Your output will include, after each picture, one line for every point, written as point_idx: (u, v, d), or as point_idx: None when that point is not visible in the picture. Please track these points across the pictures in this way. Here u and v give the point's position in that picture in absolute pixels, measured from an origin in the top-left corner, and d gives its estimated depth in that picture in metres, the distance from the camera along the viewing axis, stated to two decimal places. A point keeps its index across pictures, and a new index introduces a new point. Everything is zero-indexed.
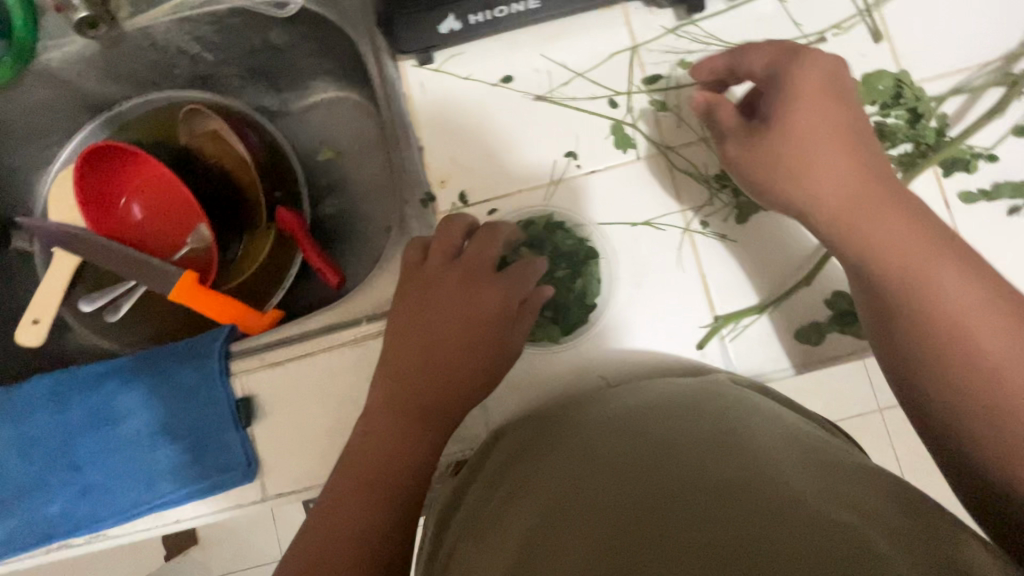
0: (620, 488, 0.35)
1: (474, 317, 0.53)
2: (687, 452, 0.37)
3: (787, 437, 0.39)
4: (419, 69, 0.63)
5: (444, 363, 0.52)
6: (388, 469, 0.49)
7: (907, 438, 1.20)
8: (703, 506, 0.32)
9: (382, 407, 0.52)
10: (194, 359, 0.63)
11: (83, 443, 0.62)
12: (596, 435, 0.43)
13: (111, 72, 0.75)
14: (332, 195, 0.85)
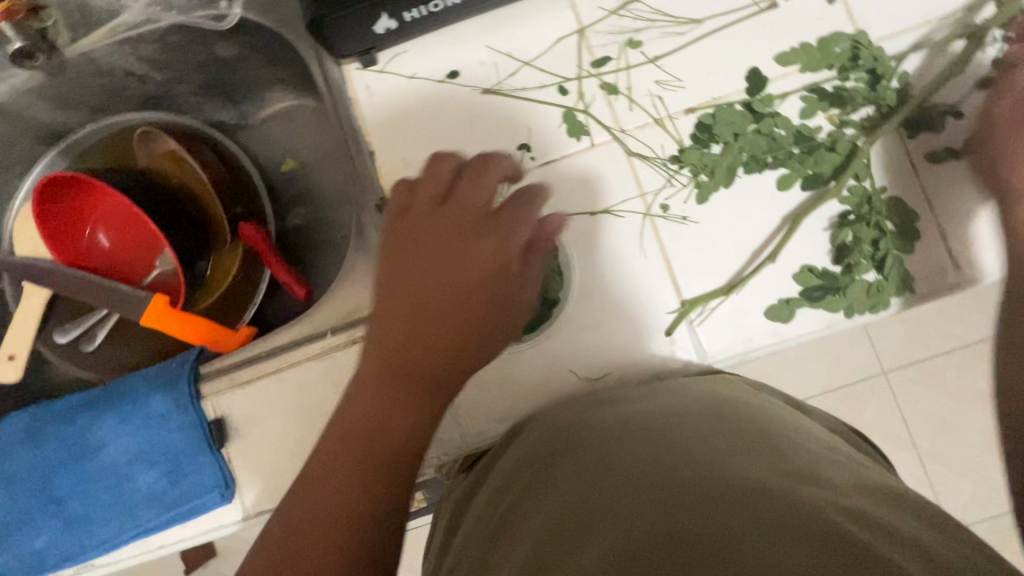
0: (645, 493, 0.34)
1: (473, 280, 0.49)
2: (704, 463, 0.35)
3: (804, 452, 0.38)
4: (364, 72, 0.61)
5: (441, 317, 0.49)
6: (383, 434, 0.46)
7: (914, 400, 1.14)
8: (731, 512, 0.31)
9: (377, 365, 0.48)
10: (164, 385, 0.63)
11: (63, 477, 0.63)
12: (608, 441, 0.41)
13: (61, 101, 0.74)
14: (299, 206, 0.85)
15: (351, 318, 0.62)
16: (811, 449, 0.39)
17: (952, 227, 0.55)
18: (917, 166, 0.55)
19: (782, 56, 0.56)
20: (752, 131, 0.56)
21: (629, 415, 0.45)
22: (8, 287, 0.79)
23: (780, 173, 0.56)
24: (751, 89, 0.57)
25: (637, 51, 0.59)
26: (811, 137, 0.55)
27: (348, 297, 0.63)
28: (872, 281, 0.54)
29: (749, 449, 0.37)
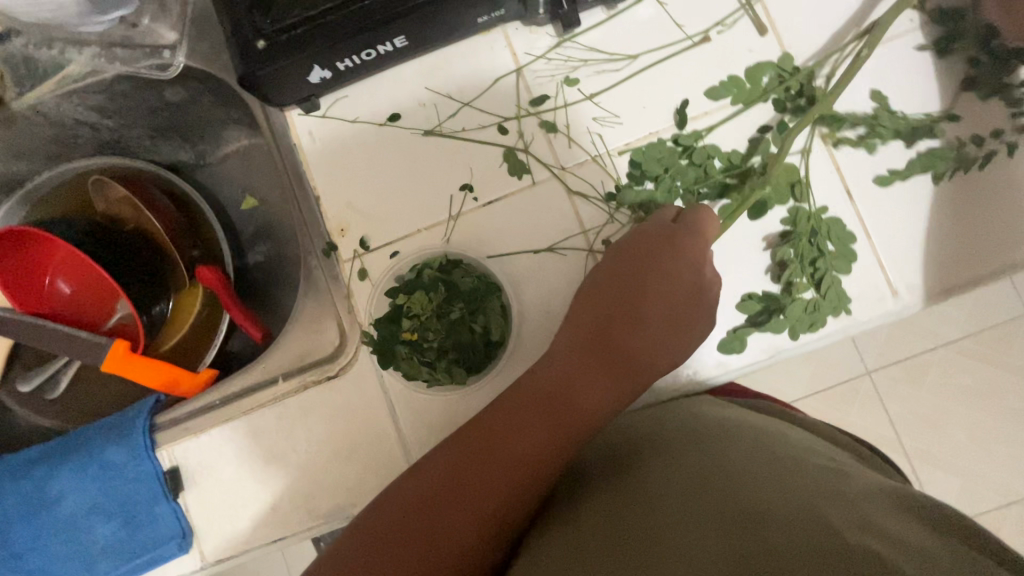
0: (690, 521, 0.37)
1: (605, 334, 0.51)
2: (745, 499, 0.37)
3: (816, 472, 0.41)
4: (306, 117, 0.62)
5: (578, 379, 0.48)
6: (517, 475, 0.44)
7: (902, 398, 1.05)
8: (773, 531, 0.34)
9: (532, 408, 0.47)
10: (120, 436, 0.63)
11: (19, 532, 0.62)
12: (647, 486, 0.42)
13: (14, 151, 0.75)
14: (260, 243, 0.85)
15: (303, 362, 0.62)
16: (817, 467, 0.42)
17: (891, 252, 0.55)
18: (853, 193, 0.56)
19: (711, 91, 0.56)
20: (685, 164, 0.56)
21: (651, 449, 0.47)
22: None
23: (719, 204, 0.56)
24: (679, 122, 0.57)
25: (574, 88, 0.59)
26: (743, 169, 0.55)
27: (299, 341, 0.63)
28: (811, 299, 0.54)
29: (776, 477, 0.39)
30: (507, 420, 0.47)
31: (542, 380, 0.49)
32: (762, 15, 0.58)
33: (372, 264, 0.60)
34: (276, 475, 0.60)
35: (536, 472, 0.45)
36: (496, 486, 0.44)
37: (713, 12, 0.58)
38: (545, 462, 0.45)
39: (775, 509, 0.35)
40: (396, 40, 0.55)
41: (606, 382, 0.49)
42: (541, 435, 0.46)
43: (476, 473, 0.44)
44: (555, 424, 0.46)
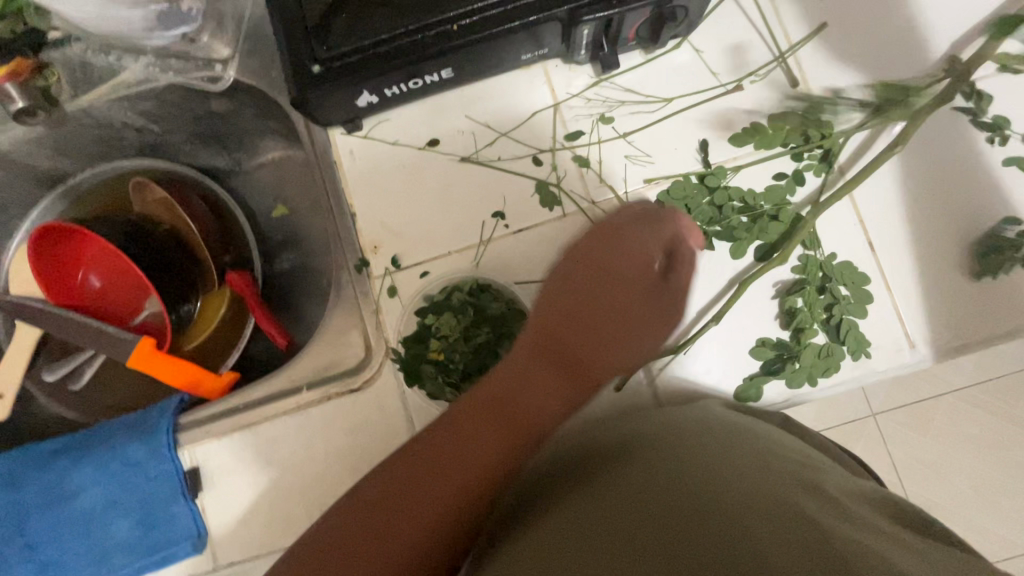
0: (673, 511, 0.37)
1: (559, 337, 0.53)
2: (710, 486, 0.39)
3: (775, 453, 0.43)
4: (348, 137, 0.64)
5: (533, 383, 0.49)
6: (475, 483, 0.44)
7: (906, 443, 1.06)
8: (761, 523, 0.35)
9: (485, 412, 0.47)
10: (143, 434, 0.64)
11: (37, 522, 0.63)
12: (617, 471, 0.43)
13: (62, 149, 0.78)
14: (287, 250, 0.88)
15: (327, 373, 0.63)
16: (797, 459, 0.43)
17: (911, 305, 0.56)
18: (875, 244, 0.57)
19: (734, 138, 0.58)
20: (706, 205, 0.58)
21: (619, 441, 0.48)
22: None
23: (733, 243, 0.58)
24: (704, 163, 0.59)
25: (609, 126, 0.61)
26: (758, 211, 0.57)
27: (323, 351, 0.64)
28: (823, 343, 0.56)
29: (741, 460, 0.41)
30: (455, 430, 0.46)
31: (488, 391, 0.48)
32: (794, 69, 0.60)
33: (402, 282, 0.62)
34: (293, 484, 0.61)
35: (486, 484, 0.44)
36: (446, 496, 0.43)
37: (747, 63, 0.61)
38: (495, 472, 0.45)
39: (745, 495, 0.37)
40: (442, 72, 0.58)
41: (557, 387, 0.50)
42: (486, 450, 0.45)
43: (428, 487, 0.43)
44: (501, 433, 0.46)
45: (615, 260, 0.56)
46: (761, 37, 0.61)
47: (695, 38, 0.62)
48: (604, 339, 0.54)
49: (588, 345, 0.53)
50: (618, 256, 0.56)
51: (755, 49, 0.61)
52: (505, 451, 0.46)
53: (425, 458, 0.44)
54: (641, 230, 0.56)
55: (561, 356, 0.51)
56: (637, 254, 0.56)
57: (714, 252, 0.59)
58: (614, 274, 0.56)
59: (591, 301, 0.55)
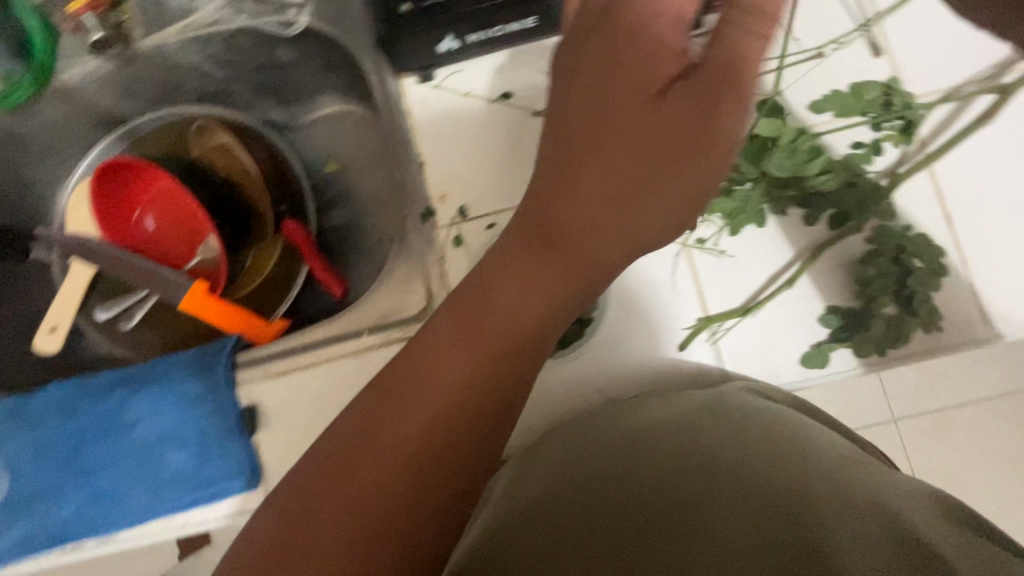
0: (736, 522, 0.42)
1: (542, 229, 0.47)
2: (743, 488, 0.44)
3: (801, 441, 0.48)
4: (421, 86, 0.64)
5: (501, 290, 0.47)
6: (447, 394, 0.44)
7: (921, 444, 1.15)
8: (815, 528, 0.40)
9: (454, 330, 0.46)
10: (201, 370, 0.64)
11: (95, 449, 0.64)
12: (648, 460, 0.48)
13: (126, 90, 0.78)
14: (337, 206, 0.87)
15: (387, 320, 0.64)
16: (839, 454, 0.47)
17: (987, 282, 0.56)
18: (951, 217, 0.57)
19: (815, 103, 0.57)
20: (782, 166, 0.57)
21: (646, 424, 0.51)
22: (53, 262, 0.82)
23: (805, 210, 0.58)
24: (785, 127, 0.58)
25: None
26: (834, 170, 0.57)
27: (384, 299, 0.65)
28: (893, 315, 0.55)
29: (773, 456, 0.46)
30: (438, 345, 0.46)
31: (472, 310, 0.47)
32: (879, 38, 0.59)
33: (468, 233, 0.62)
34: None
35: (473, 406, 0.45)
36: (430, 417, 0.44)
37: (830, 30, 0.60)
38: (478, 386, 0.45)
39: (776, 496, 0.43)
40: (524, 19, 0.61)
41: (544, 286, 0.47)
42: (466, 367, 0.45)
43: (417, 409, 0.44)
44: (488, 352, 0.45)
45: (631, 97, 0.44)
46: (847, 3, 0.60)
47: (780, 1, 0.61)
48: (614, 206, 0.45)
49: (585, 211, 0.46)
50: (633, 96, 0.44)
51: (840, 16, 0.60)
52: (485, 365, 0.45)
53: (404, 377, 0.46)
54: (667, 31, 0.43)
55: (551, 244, 0.47)
56: (663, 60, 0.43)
57: (784, 217, 0.59)
58: (637, 102, 0.44)
59: (601, 153, 0.45)
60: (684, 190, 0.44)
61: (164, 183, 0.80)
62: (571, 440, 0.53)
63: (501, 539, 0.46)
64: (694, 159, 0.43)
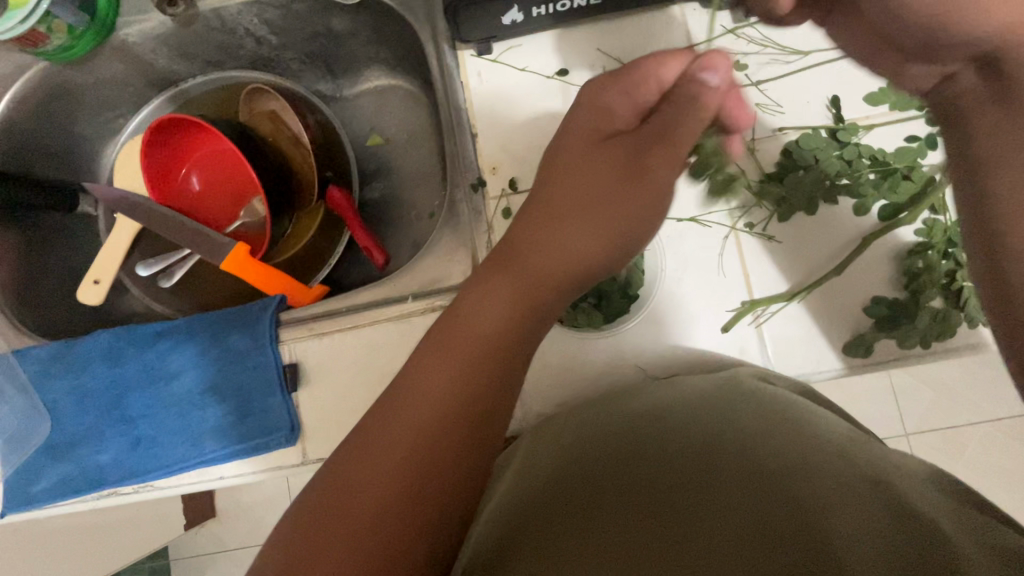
0: (764, 497, 0.40)
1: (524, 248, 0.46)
2: (741, 456, 0.43)
3: (802, 417, 0.47)
4: (478, 59, 0.65)
5: (479, 305, 0.44)
6: (435, 406, 0.40)
7: (936, 461, 1.15)
8: (840, 488, 0.39)
9: (430, 349, 0.43)
10: (246, 325, 0.65)
11: (137, 396, 0.65)
12: (650, 439, 0.47)
13: (180, 52, 0.81)
14: (378, 179, 0.88)
15: (432, 287, 0.65)
16: (847, 431, 0.47)
17: None
18: None
19: (872, 95, 0.58)
20: (835, 157, 0.57)
21: (646, 409, 0.51)
22: (98, 216, 0.87)
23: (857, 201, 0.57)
24: (837, 118, 0.59)
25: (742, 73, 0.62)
26: (890, 166, 0.56)
27: (430, 266, 0.66)
28: (940, 308, 0.54)
29: (769, 429, 0.45)
30: (416, 370, 0.42)
31: (446, 325, 0.44)
32: None
33: (517, 205, 0.63)
34: None
35: (465, 420, 0.40)
36: (422, 434, 0.39)
37: None
38: (464, 398, 0.41)
39: (773, 459, 0.42)
40: None
41: (517, 297, 0.44)
42: (450, 377, 0.41)
43: (403, 428, 0.39)
44: (470, 361, 0.42)
45: (587, 140, 0.49)
46: None
47: None
48: (567, 229, 0.46)
49: (552, 232, 0.46)
50: (589, 138, 0.49)
51: None
52: (471, 379, 0.41)
53: (386, 408, 0.41)
54: (618, 91, 0.49)
55: (518, 257, 0.46)
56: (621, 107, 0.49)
57: (835, 206, 0.59)
58: (582, 146, 0.49)
59: (559, 188, 0.48)
60: (641, 211, 0.47)
61: (216, 144, 0.83)
62: (566, 444, 0.50)
63: (516, 543, 0.42)
64: (632, 193, 0.46)
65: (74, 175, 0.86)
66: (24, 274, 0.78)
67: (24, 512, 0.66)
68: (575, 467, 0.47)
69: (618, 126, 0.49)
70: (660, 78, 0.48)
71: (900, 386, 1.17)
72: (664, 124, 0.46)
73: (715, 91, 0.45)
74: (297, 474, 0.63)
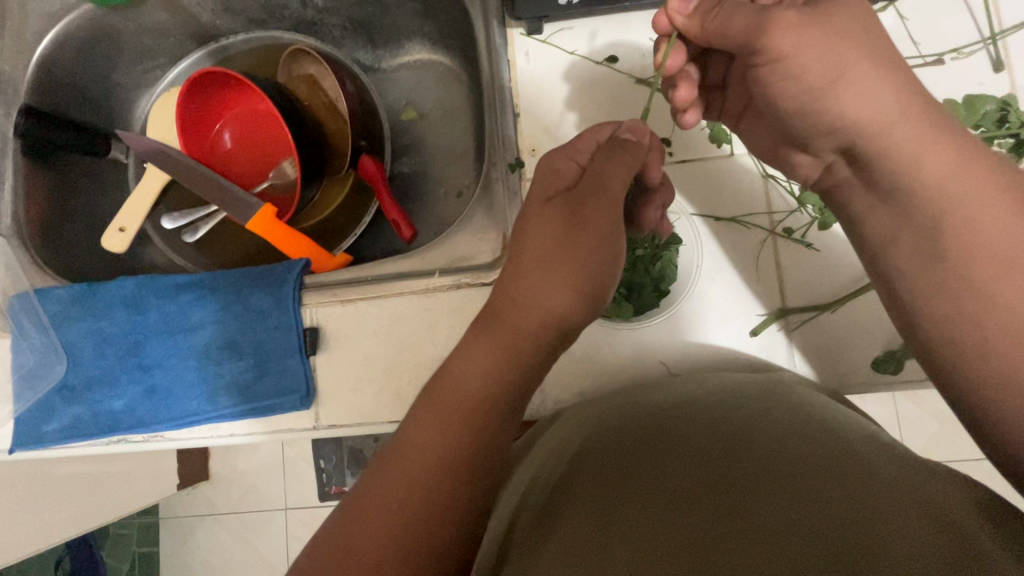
0: (783, 500, 0.38)
1: (501, 316, 0.48)
2: (762, 455, 0.42)
3: (830, 421, 0.45)
4: (526, 38, 0.65)
5: (463, 364, 0.47)
6: (425, 460, 0.43)
7: None
8: (864, 493, 0.37)
9: (420, 407, 0.46)
10: (269, 284, 0.65)
11: (155, 345, 0.65)
12: (670, 431, 0.46)
13: (226, 7, 0.82)
14: (408, 154, 0.87)
15: (459, 263, 0.64)
16: (876, 437, 0.45)
17: None
18: None
19: None
20: None
21: (663, 403, 0.51)
22: (129, 163, 0.88)
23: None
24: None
25: None
26: None
27: (460, 243, 0.65)
28: None
29: (791, 430, 0.44)
30: (411, 430, 0.45)
31: (430, 390, 0.46)
32: (1002, 53, 0.58)
33: None
34: (407, 361, 0.62)
35: (448, 468, 0.43)
36: (414, 487, 0.42)
37: (953, 39, 0.59)
38: (452, 457, 0.43)
39: (801, 459, 0.41)
40: None
41: (494, 363, 0.46)
42: (436, 434, 0.44)
43: (394, 484, 0.42)
44: (453, 420, 0.44)
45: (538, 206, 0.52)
46: (973, 15, 0.59)
47: (904, 5, 0.61)
48: (534, 283, 0.48)
49: (516, 296, 0.48)
50: (549, 208, 0.51)
51: (964, 27, 0.59)
52: (455, 436, 0.44)
53: (383, 466, 0.44)
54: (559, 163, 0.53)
55: (490, 322, 0.48)
56: (563, 177, 0.53)
57: None
58: (533, 207, 0.53)
59: (518, 257, 0.50)
60: (595, 262, 0.48)
61: (252, 104, 0.84)
62: (580, 439, 0.50)
63: (527, 546, 0.42)
64: (578, 240, 0.48)
65: (109, 121, 0.87)
66: (51, 214, 0.79)
67: (33, 450, 0.66)
68: (584, 463, 0.46)
69: (564, 185, 0.52)
70: (597, 142, 0.55)
71: (907, 415, 1.16)
72: (595, 178, 0.50)
73: (638, 144, 0.52)
74: (307, 438, 0.63)
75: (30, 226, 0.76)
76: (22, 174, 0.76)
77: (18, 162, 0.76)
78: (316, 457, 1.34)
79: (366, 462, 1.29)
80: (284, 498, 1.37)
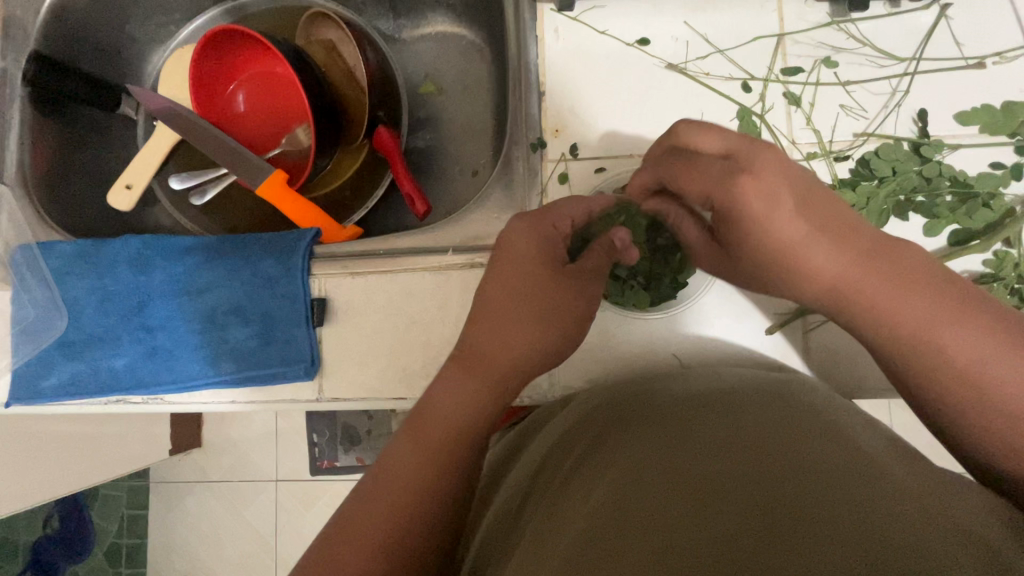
0: (801, 485, 0.35)
1: (481, 343, 0.49)
2: (776, 444, 0.39)
3: (845, 423, 0.43)
4: (557, 14, 0.63)
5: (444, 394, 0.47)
6: (409, 484, 0.43)
7: None
8: (885, 487, 0.34)
9: (405, 432, 0.46)
10: (278, 252, 0.63)
11: (159, 306, 0.64)
12: (692, 427, 0.43)
13: None
14: (425, 129, 0.85)
15: (473, 243, 0.63)
16: (893, 442, 0.43)
17: None
18: None
19: (963, 114, 0.55)
20: (913, 171, 0.55)
21: (678, 397, 0.49)
22: (139, 120, 0.86)
23: (929, 220, 0.55)
24: (921, 132, 0.57)
25: (830, 71, 0.59)
26: (967, 188, 0.54)
27: (475, 222, 0.64)
28: None
29: (807, 427, 0.41)
30: (397, 460, 0.44)
31: (411, 426, 0.46)
32: None
33: (574, 172, 0.62)
34: (414, 337, 0.60)
35: (433, 487, 0.43)
36: (397, 510, 0.42)
37: (997, 41, 0.58)
38: (435, 483, 0.43)
39: (828, 459, 0.37)
40: None
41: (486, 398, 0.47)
42: (423, 461, 0.44)
43: (379, 502, 0.42)
44: (435, 446, 0.44)
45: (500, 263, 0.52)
46: (1019, 19, 0.58)
47: (949, 3, 0.59)
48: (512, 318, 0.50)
49: (484, 344, 0.49)
50: (517, 267, 0.51)
51: (1010, 30, 0.58)
52: (442, 461, 0.44)
53: (365, 494, 0.43)
54: (526, 232, 0.52)
55: (467, 353, 0.49)
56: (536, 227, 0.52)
57: (904, 223, 0.56)
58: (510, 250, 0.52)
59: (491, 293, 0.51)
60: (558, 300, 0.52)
61: (269, 67, 0.82)
62: (590, 437, 0.48)
63: (534, 542, 0.39)
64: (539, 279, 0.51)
65: (120, 74, 0.85)
66: (57, 166, 0.77)
67: (30, 405, 0.65)
68: (593, 457, 0.45)
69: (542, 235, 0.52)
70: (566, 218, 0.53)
71: (903, 426, 1.15)
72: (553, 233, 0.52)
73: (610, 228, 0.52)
74: (309, 409, 0.62)
75: (35, 176, 0.74)
76: (29, 123, 0.74)
77: (26, 110, 0.74)
78: (309, 430, 1.34)
79: (358, 439, 1.29)
80: (275, 469, 1.36)
